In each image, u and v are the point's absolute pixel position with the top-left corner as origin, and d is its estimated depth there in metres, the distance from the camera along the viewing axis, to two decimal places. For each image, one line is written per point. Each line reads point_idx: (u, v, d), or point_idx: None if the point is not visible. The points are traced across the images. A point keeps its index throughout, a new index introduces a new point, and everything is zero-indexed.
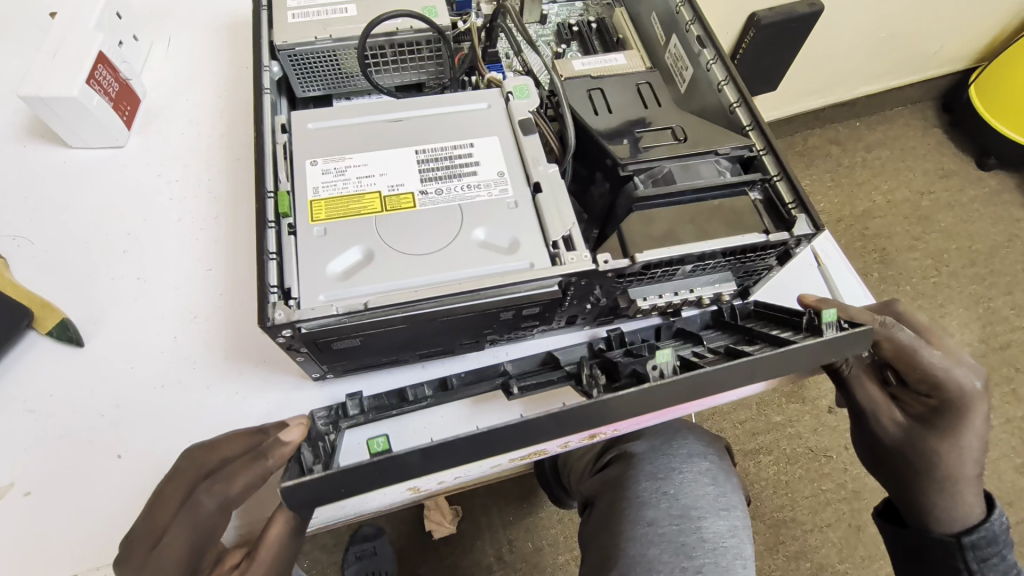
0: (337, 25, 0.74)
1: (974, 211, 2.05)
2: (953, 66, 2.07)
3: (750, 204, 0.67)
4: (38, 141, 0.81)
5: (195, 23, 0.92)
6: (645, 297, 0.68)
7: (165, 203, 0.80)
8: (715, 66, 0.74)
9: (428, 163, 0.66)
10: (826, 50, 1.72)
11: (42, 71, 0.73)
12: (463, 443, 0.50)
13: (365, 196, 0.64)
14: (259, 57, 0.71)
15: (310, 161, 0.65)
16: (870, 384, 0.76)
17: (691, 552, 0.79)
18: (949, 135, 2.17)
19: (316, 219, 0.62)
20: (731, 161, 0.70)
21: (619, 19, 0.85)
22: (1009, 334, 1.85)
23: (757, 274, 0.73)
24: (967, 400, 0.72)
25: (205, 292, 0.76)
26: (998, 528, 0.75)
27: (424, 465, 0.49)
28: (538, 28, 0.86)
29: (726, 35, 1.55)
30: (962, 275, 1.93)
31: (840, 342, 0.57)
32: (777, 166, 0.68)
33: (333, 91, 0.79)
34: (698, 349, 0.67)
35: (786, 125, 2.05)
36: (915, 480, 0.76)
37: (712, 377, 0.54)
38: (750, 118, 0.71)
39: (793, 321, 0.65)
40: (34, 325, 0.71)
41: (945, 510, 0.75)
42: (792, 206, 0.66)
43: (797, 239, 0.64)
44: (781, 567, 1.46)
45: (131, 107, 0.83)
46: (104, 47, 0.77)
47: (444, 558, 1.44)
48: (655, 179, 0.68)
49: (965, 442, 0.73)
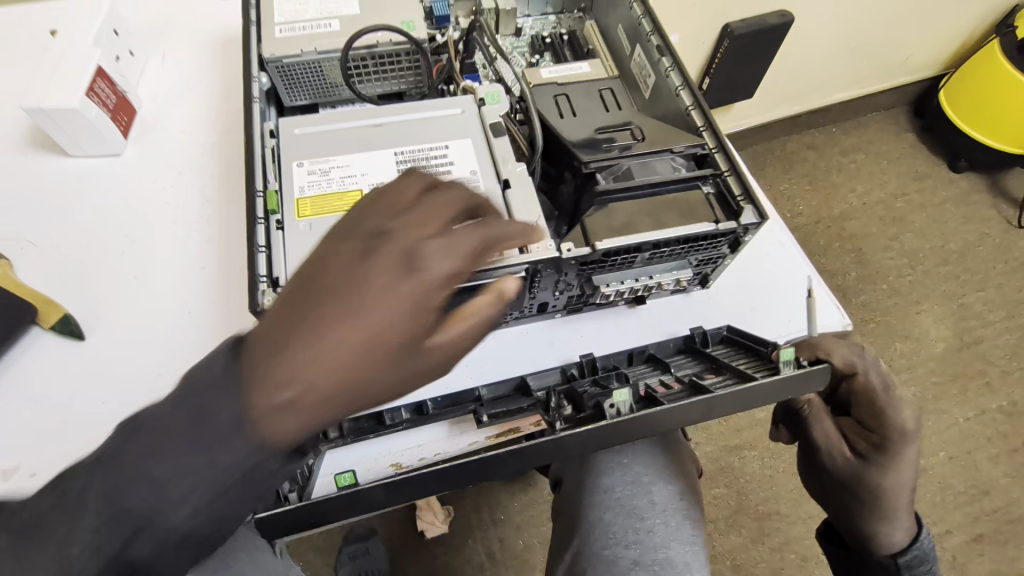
0: (322, 39, 0.78)
1: (946, 211, 2.12)
2: (923, 72, 2.15)
3: (702, 198, 0.73)
4: (39, 149, 0.83)
5: (189, 38, 0.96)
6: (607, 284, 0.73)
7: (160, 207, 0.83)
8: (672, 73, 0.79)
9: (405, 163, 0.70)
10: (799, 59, 1.80)
11: (46, 84, 0.76)
12: (426, 478, 0.59)
13: (348, 194, 0.68)
14: (247, 69, 0.77)
15: (296, 163, 0.69)
16: (827, 420, 0.83)
17: (642, 514, 0.84)
18: (921, 138, 2.25)
19: (302, 215, 0.67)
20: (685, 158, 0.76)
21: (588, 32, 0.92)
22: (982, 329, 1.91)
23: (714, 263, 0.79)
24: (904, 439, 0.78)
25: (200, 289, 0.79)
26: (929, 547, 0.81)
27: (386, 497, 0.58)
28: (513, 40, 0.91)
29: (701, 47, 1.62)
30: (937, 273, 2.00)
31: (793, 379, 0.65)
32: (727, 163, 0.74)
33: (319, 100, 0.84)
34: (666, 377, 0.73)
35: (763, 133, 2.12)
36: (856, 508, 0.81)
37: (667, 417, 0.62)
38: (704, 121, 0.77)
39: (760, 349, 0.72)
40: (39, 319, 0.73)
41: (883, 536, 0.80)
42: (740, 198, 0.72)
43: (745, 227, 0.70)
44: (766, 558, 1.51)
45: (128, 117, 0.86)
46: (102, 62, 0.80)
47: (436, 557, 1.47)
48: (615, 175, 0.72)
49: (902, 477, 0.78)
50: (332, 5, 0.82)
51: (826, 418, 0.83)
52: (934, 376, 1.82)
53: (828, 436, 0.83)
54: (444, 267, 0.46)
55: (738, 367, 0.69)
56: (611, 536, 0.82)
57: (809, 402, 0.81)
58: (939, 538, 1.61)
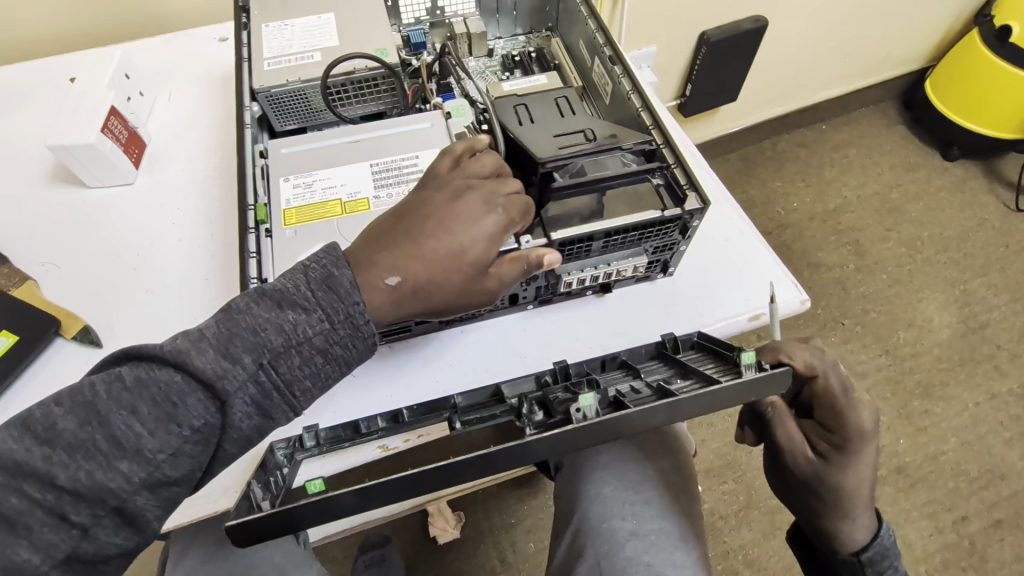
0: (305, 68, 0.86)
1: (943, 199, 2.12)
2: (908, 65, 2.19)
3: (652, 189, 0.77)
4: (61, 184, 0.89)
5: (191, 76, 1.01)
6: (568, 273, 0.79)
7: (167, 226, 0.86)
8: (623, 79, 0.86)
9: (380, 173, 0.78)
10: (780, 60, 1.85)
11: (69, 124, 0.83)
12: (394, 485, 0.55)
13: (328, 203, 0.75)
14: (240, 99, 0.85)
15: (281, 177, 0.77)
16: (790, 421, 0.83)
17: (639, 487, 0.90)
18: (912, 129, 2.27)
19: (288, 224, 0.74)
20: (635, 154, 0.79)
21: (555, 48, 1.02)
22: (987, 313, 1.91)
23: (671, 254, 0.83)
24: (861, 438, 0.80)
25: (205, 297, 0.81)
26: (889, 542, 0.82)
27: (358, 503, 0.55)
28: (486, 60, 1.01)
29: (681, 56, 1.68)
30: (937, 260, 2.00)
31: (759, 382, 0.63)
32: (673, 157, 0.80)
33: (307, 123, 0.92)
34: (636, 384, 0.72)
35: (753, 134, 2.17)
36: (819, 507, 0.83)
37: (635, 420, 0.60)
38: (652, 119, 0.83)
39: (726, 356, 0.71)
40: (60, 332, 0.76)
41: (846, 535, 0.82)
42: (686, 188, 0.77)
43: (691, 213, 0.75)
44: (780, 552, 1.51)
45: (139, 151, 0.91)
46: (115, 102, 0.87)
47: (450, 563, 1.49)
48: (571, 173, 0.76)
49: (862, 475, 0.80)
50: (316, 39, 0.89)
51: (789, 420, 0.83)
52: (941, 363, 1.82)
53: (791, 438, 0.83)
54: (512, 218, 0.66)
55: (703, 372, 0.68)
56: (609, 510, 0.88)
57: (772, 403, 0.82)
58: (956, 524, 1.59)
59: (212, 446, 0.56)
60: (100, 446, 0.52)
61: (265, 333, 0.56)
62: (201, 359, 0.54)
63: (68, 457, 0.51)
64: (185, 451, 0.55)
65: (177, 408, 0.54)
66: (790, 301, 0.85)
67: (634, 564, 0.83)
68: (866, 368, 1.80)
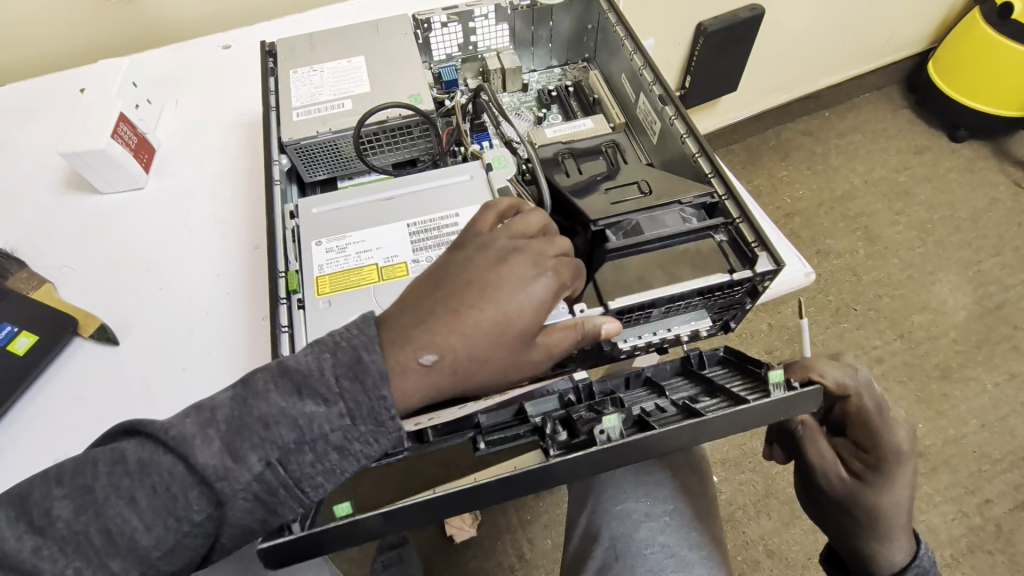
0: (335, 118, 0.80)
1: (952, 180, 2.10)
2: (910, 49, 2.18)
3: (715, 247, 0.69)
4: (75, 191, 0.91)
5: (197, 85, 1.03)
6: (624, 339, 0.70)
7: (179, 228, 0.88)
8: (676, 121, 0.79)
9: (419, 234, 0.71)
10: (781, 49, 1.85)
11: (80, 131, 0.85)
12: (424, 507, 0.56)
13: (364, 269, 0.69)
14: (268, 153, 0.79)
15: (314, 242, 0.71)
16: (821, 440, 0.84)
17: (648, 469, 0.92)
18: (917, 113, 2.25)
19: (322, 292, 0.68)
20: (695, 208, 0.74)
21: (594, 81, 0.96)
22: (1003, 293, 1.88)
23: (735, 313, 0.74)
24: (897, 457, 0.79)
25: (220, 292, 0.83)
26: (932, 567, 0.79)
27: (383, 527, 0.56)
28: (520, 95, 0.97)
29: (678, 47, 1.68)
30: (949, 242, 1.97)
31: (788, 400, 0.64)
32: (738, 210, 0.72)
33: (337, 173, 0.85)
34: (661, 403, 0.72)
35: (756, 124, 2.16)
36: (853, 529, 0.82)
37: (660, 439, 0.61)
38: (711, 167, 0.75)
39: (755, 372, 0.71)
40: (77, 331, 0.78)
41: (884, 558, 0.79)
42: (754, 244, 0.68)
43: (761, 275, 0.66)
44: (801, 541, 1.48)
45: (149, 156, 0.93)
46: (123, 109, 0.89)
47: (468, 561, 1.49)
48: (625, 231, 0.71)
49: (899, 496, 0.79)
50: (345, 85, 0.84)
51: (820, 438, 0.84)
52: (958, 345, 1.79)
53: (823, 457, 0.84)
54: (563, 277, 0.62)
55: (731, 391, 0.68)
56: (623, 492, 0.91)
57: (802, 420, 0.85)
58: (981, 508, 1.56)
59: (212, 538, 0.53)
60: (94, 539, 0.50)
61: (278, 427, 0.52)
62: (205, 449, 0.51)
63: (59, 551, 0.49)
64: (184, 546, 0.52)
65: (176, 501, 0.51)
66: (795, 275, 0.82)
67: (650, 544, 0.86)
68: (881, 354, 1.78)
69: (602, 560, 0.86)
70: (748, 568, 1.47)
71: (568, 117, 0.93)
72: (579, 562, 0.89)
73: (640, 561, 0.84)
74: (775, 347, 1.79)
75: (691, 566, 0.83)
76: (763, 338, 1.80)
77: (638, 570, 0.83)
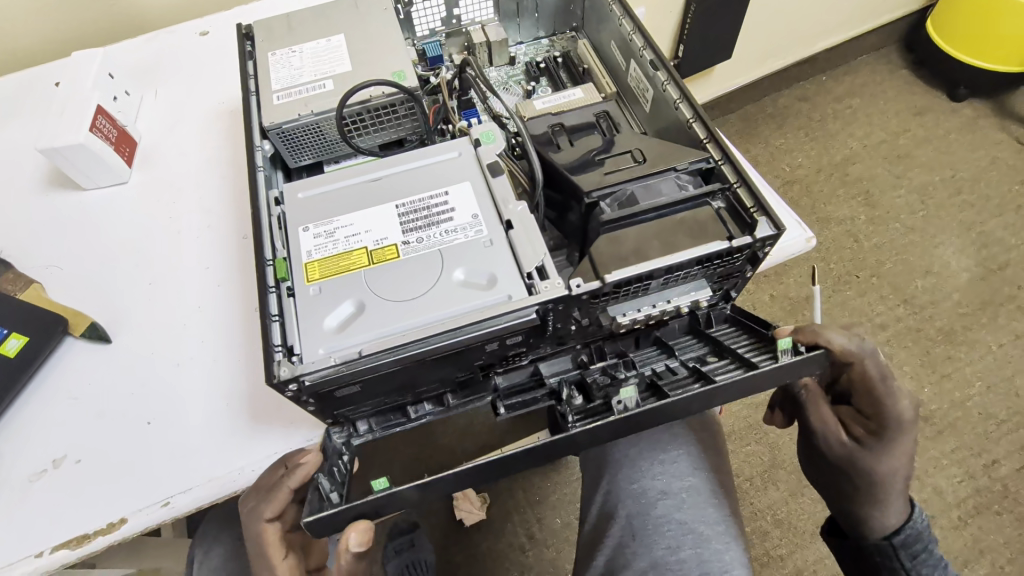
0: (316, 100, 0.78)
1: (953, 141, 2.06)
2: (908, 7, 2.12)
3: (713, 214, 0.68)
4: (58, 187, 0.90)
5: (175, 72, 1.00)
6: (624, 313, 0.69)
7: (164, 221, 0.86)
8: (669, 86, 0.77)
9: (408, 216, 0.69)
10: (776, 12, 1.79)
11: (57, 126, 0.83)
12: (455, 477, 0.58)
13: (355, 252, 0.67)
14: (250, 140, 0.76)
15: (302, 227, 0.69)
16: (824, 405, 0.84)
17: (665, 446, 0.92)
18: (915, 74, 2.20)
19: (312, 279, 0.66)
20: (691, 175, 0.72)
21: (583, 50, 0.94)
22: (1006, 254, 1.86)
23: (735, 281, 0.73)
24: (899, 425, 0.78)
25: (209, 283, 0.81)
26: (923, 527, 0.81)
27: (419, 496, 0.59)
28: (508, 69, 0.94)
29: (670, 14, 1.63)
30: (951, 204, 1.95)
31: (795, 364, 0.64)
32: (735, 174, 0.69)
33: (324, 157, 0.83)
34: (672, 364, 0.72)
35: (750, 92, 2.13)
36: (852, 491, 0.84)
37: (675, 409, 0.63)
38: (706, 132, 0.73)
39: (761, 332, 0.70)
40: (68, 331, 0.76)
41: (876, 519, 0.82)
42: (753, 209, 0.66)
43: (761, 241, 0.64)
44: (810, 509, 1.49)
45: (131, 149, 0.91)
46: (101, 101, 0.86)
47: (478, 543, 1.50)
48: (620, 202, 0.70)
49: (897, 461, 0.80)
50: (326, 66, 0.81)
51: (823, 403, 0.84)
52: (961, 308, 1.78)
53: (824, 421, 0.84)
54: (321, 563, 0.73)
55: (740, 352, 0.68)
56: (637, 470, 0.91)
57: (805, 385, 0.84)
58: (987, 469, 1.56)
59: None
60: None
61: None
62: None
63: None
64: None
65: None
66: (794, 240, 0.80)
67: (666, 521, 0.85)
68: (885, 320, 1.76)
69: (618, 539, 0.86)
70: (757, 538, 1.48)
71: (558, 88, 0.91)
72: (594, 540, 0.90)
73: (657, 539, 0.84)
74: (777, 317, 1.78)
75: (709, 541, 0.84)
76: (765, 310, 1.79)
77: (656, 546, 0.84)
